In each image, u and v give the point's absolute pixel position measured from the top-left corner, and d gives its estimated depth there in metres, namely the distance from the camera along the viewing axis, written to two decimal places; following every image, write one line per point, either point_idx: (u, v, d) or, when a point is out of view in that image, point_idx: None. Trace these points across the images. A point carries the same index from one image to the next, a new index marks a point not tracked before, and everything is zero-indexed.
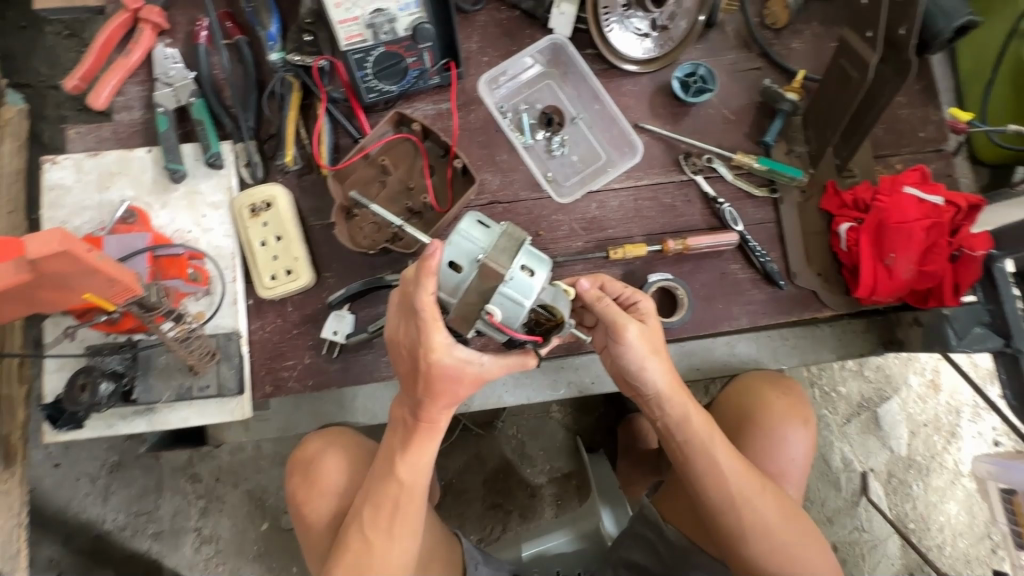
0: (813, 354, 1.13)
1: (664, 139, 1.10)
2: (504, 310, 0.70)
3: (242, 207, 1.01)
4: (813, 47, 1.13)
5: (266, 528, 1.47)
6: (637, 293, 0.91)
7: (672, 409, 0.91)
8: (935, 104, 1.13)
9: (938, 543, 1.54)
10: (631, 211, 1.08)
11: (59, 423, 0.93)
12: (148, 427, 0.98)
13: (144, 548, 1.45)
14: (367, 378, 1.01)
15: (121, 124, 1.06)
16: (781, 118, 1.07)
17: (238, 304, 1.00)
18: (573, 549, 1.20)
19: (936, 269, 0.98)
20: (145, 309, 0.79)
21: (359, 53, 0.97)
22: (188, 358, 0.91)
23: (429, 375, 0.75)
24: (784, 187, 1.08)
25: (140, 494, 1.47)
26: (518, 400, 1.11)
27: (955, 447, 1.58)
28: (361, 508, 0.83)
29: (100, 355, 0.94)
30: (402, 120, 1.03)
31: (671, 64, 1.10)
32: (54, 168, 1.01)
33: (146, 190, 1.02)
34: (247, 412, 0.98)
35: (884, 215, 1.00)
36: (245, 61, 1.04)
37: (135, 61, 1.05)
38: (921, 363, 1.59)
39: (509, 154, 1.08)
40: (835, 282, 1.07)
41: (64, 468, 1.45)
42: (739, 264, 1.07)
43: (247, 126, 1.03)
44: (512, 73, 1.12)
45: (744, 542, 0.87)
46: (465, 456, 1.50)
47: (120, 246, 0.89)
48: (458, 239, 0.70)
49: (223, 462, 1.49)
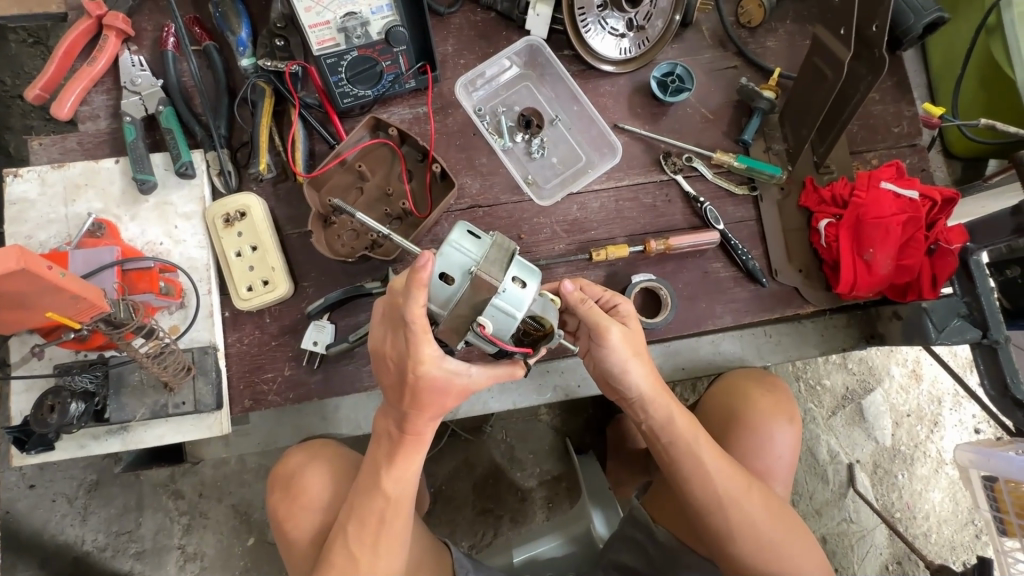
0: (797, 350, 1.14)
1: (643, 139, 1.09)
2: (495, 322, 0.69)
3: (216, 217, 0.98)
4: (788, 45, 1.14)
5: (253, 542, 1.43)
6: (617, 296, 0.91)
7: (655, 411, 0.90)
8: (908, 100, 1.14)
9: (924, 531, 1.56)
10: (612, 212, 1.07)
11: (27, 445, 0.90)
12: (123, 446, 0.94)
13: (126, 568, 1.41)
14: (349, 388, 0.99)
15: (87, 135, 1.03)
16: (758, 116, 1.08)
17: (215, 316, 0.97)
18: (564, 553, 1.19)
19: (914, 263, 0.99)
20: (113, 326, 0.78)
21: (332, 58, 0.96)
22: (163, 374, 0.87)
23: (416, 387, 0.73)
24: (763, 185, 1.09)
25: (120, 513, 1.42)
26: (505, 405, 1.10)
27: (938, 436, 1.61)
28: (346, 523, 0.81)
29: (70, 374, 0.91)
30: (378, 124, 1.01)
31: (648, 64, 1.10)
32: (17, 181, 0.97)
33: (115, 202, 0.99)
34: (225, 427, 0.96)
35: (861, 211, 1.00)
36: (215, 67, 1.02)
37: (101, 69, 1.02)
38: (903, 354, 1.62)
39: (488, 158, 1.06)
40: (817, 278, 1.07)
41: (39, 489, 1.41)
42: (722, 263, 1.07)
43: (218, 134, 1.00)
44: (489, 76, 1.11)
45: (733, 542, 0.87)
46: (454, 462, 1.49)
47: (86, 261, 0.87)
48: (449, 250, 0.68)
49: (205, 476, 1.45)
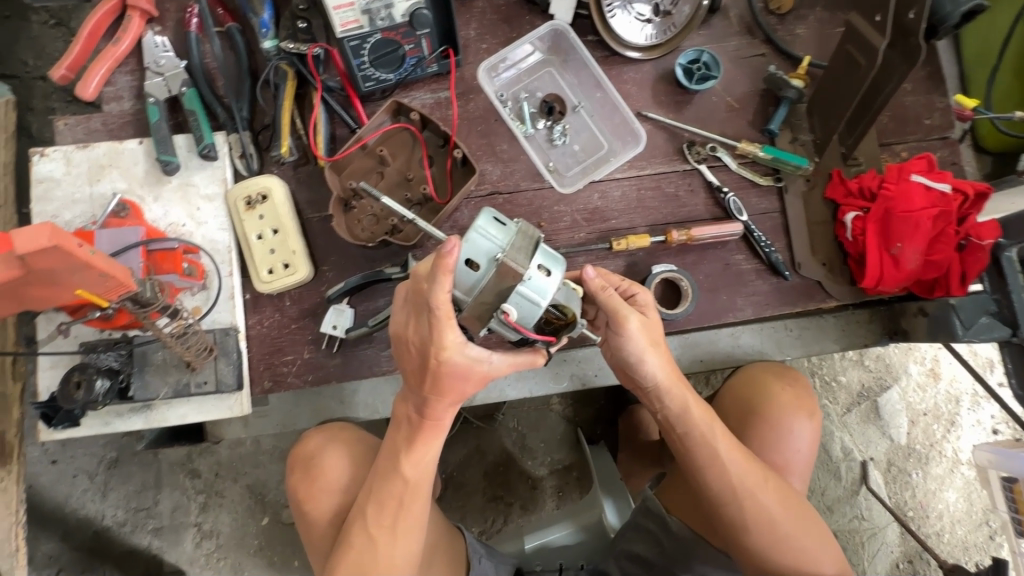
0: (817, 345, 1.12)
1: (666, 128, 1.08)
2: (519, 309, 0.69)
3: (238, 199, 0.98)
4: (818, 34, 1.11)
5: (267, 522, 1.46)
6: (635, 285, 0.91)
7: (671, 401, 0.90)
8: (941, 91, 1.11)
9: (936, 530, 1.55)
10: (634, 201, 1.06)
11: (54, 422, 0.91)
12: (146, 424, 0.96)
13: (144, 543, 1.44)
14: (367, 372, 1.00)
15: (111, 116, 1.03)
16: (786, 105, 1.05)
17: (236, 299, 0.98)
18: (575, 541, 1.20)
19: (943, 259, 0.97)
20: (139, 305, 0.79)
21: (355, 40, 0.95)
22: (185, 355, 0.88)
23: (438, 372, 0.73)
24: (789, 177, 1.07)
25: (138, 490, 1.45)
26: (521, 393, 1.10)
27: (954, 436, 1.59)
28: (365, 504, 0.81)
29: (95, 352, 0.92)
30: (400, 108, 1.01)
31: (674, 51, 1.08)
32: (43, 160, 0.98)
33: (138, 182, 0.99)
34: (246, 408, 0.97)
35: (890, 204, 0.98)
36: (237, 49, 1.02)
37: (124, 50, 1.02)
38: (921, 352, 1.60)
39: (509, 144, 1.05)
40: (841, 273, 1.05)
41: (61, 465, 1.44)
42: (744, 255, 1.06)
43: (241, 116, 1.00)
44: (512, 61, 1.10)
45: (747, 533, 0.87)
46: (465, 449, 1.50)
47: (112, 240, 0.86)
48: (474, 236, 0.67)
49: (222, 457, 1.47)
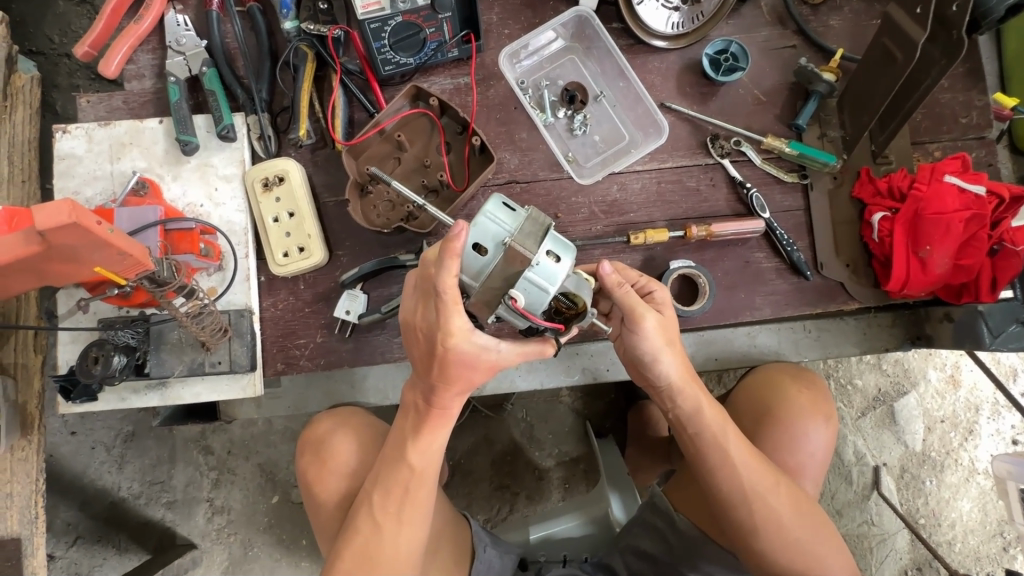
0: (836, 347, 1.09)
1: (689, 120, 1.05)
2: (527, 295, 0.68)
3: (255, 181, 0.98)
4: (853, 25, 1.07)
5: (277, 501, 1.49)
6: (653, 282, 0.89)
7: (683, 401, 0.89)
8: (980, 88, 1.07)
9: (948, 539, 1.52)
10: (653, 194, 1.04)
11: (73, 395, 0.92)
12: (161, 401, 0.97)
13: (158, 516, 1.47)
14: (379, 359, 1.00)
15: (133, 94, 1.04)
16: (815, 100, 1.02)
17: (251, 280, 0.98)
18: (579, 534, 1.19)
19: (974, 263, 0.94)
20: (156, 284, 0.79)
21: (376, 23, 0.93)
22: (200, 335, 0.89)
23: (446, 360, 0.73)
24: (815, 174, 1.04)
25: (153, 464, 1.48)
26: (532, 384, 1.09)
27: (971, 445, 1.55)
28: (372, 491, 0.82)
29: (113, 328, 0.93)
30: (418, 94, 0.99)
31: (701, 41, 1.06)
32: (66, 137, 0.99)
33: (158, 162, 1.00)
34: (259, 389, 0.97)
35: (921, 205, 0.95)
36: (259, 30, 1.01)
37: (146, 28, 1.02)
38: (942, 358, 1.56)
39: (529, 133, 1.04)
40: (865, 275, 1.02)
41: (79, 436, 1.46)
42: (765, 253, 1.03)
43: (260, 97, 0.99)
44: (534, 47, 1.08)
45: (757, 537, 0.86)
46: (473, 437, 1.50)
47: (131, 219, 0.86)
48: (482, 221, 0.67)
49: (235, 435, 1.50)
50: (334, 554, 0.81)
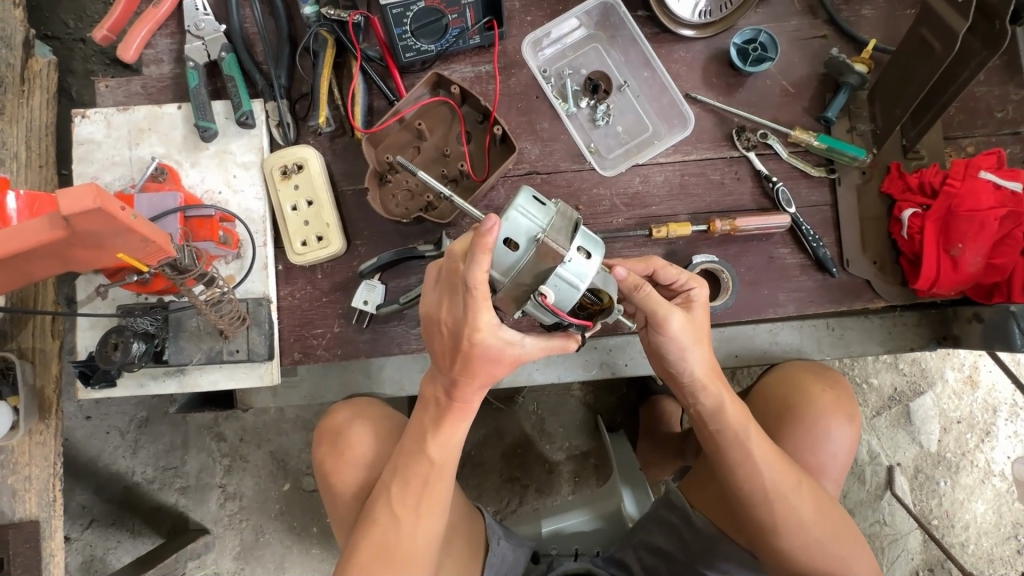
0: (859, 346, 1.07)
1: (715, 111, 1.03)
2: (556, 292, 0.66)
3: (274, 168, 0.97)
4: (886, 15, 1.04)
5: (288, 488, 1.50)
6: (692, 280, 0.87)
7: (707, 398, 0.87)
8: (1017, 82, 1.03)
9: (961, 541, 1.51)
10: (676, 187, 1.02)
11: (92, 380, 0.93)
12: (179, 388, 0.97)
13: (171, 500, 1.49)
14: (395, 350, 0.99)
15: (151, 79, 1.03)
16: (846, 92, 0.99)
17: (269, 269, 0.98)
18: (591, 528, 1.19)
19: (1007, 262, 0.91)
20: (177, 271, 0.78)
21: (399, 8, 0.89)
22: (219, 323, 0.89)
23: (469, 354, 0.72)
24: (842, 168, 1.01)
25: (167, 449, 1.49)
26: (548, 378, 1.08)
27: (988, 446, 1.53)
28: (390, 483, 0.81)
29: (132, 315, 0.93)
30: (439, 81, 0.98)
31: (728, 30, 1.03)
32: (85, 122, 0.99)
33: (177, 148, 0.99)
34: (276, 378, 0.97)
35: (953, 202, 0.93)
36: (278, 14, 1.00)
37: (165, 12, 1.01)
38: (960, 358, 1.53)
39: (551, 123, 1.02)
40: (892, 272, 1.00)
41: (95, 421, 1.47)
42: (789, 249, 1.01)
43: (279, 83, 0.98)
44: (557, 35, 1.06)
45: (778, 536, 0.84)
46: (484, 429, 1.49)
47: (152, 205, 0.86)
48: (515, 215, 0.66)
49: (247, 422, 1.51)
50: (350, 546, 0.80)
